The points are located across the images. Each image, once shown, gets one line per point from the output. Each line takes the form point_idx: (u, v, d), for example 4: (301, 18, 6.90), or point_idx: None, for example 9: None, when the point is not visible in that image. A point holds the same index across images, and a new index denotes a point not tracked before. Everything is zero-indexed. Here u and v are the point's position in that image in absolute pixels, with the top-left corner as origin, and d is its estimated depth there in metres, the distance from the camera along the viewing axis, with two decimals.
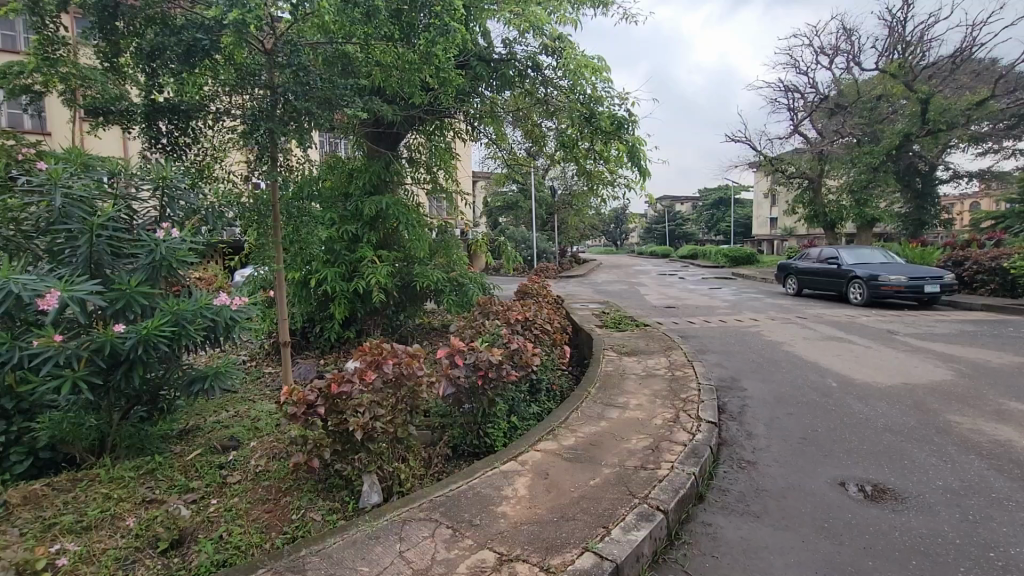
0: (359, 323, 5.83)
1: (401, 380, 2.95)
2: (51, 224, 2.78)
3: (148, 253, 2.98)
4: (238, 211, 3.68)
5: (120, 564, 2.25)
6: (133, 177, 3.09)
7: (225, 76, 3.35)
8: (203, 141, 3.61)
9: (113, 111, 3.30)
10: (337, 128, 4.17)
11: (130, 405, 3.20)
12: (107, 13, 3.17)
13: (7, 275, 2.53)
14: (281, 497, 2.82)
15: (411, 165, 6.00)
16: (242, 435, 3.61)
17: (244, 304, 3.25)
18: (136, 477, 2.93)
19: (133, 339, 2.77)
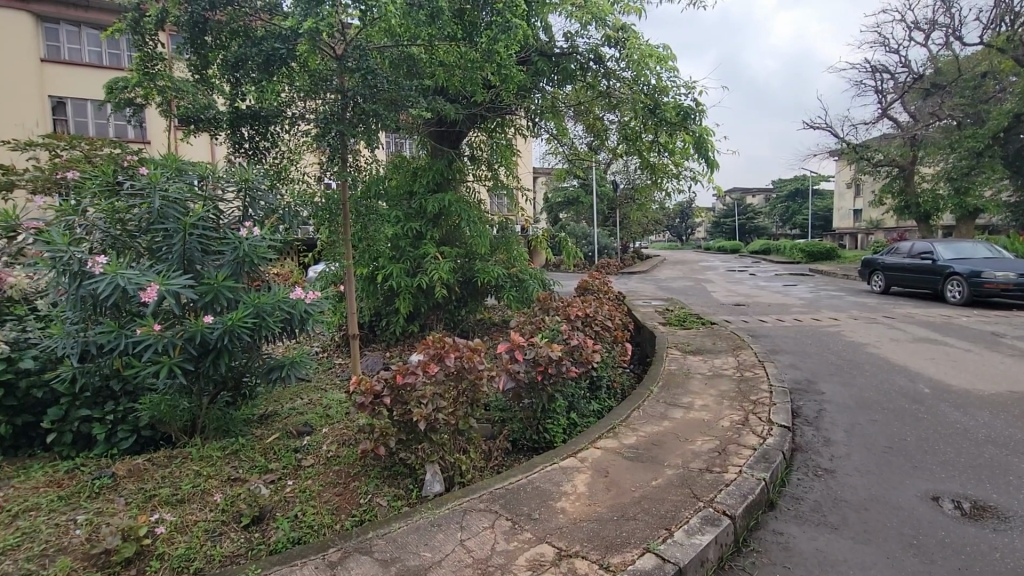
0: (422, 318, 6.00)
1: (462, 373, 3.01)
2: (150, 224, 3.06)
3: (233, 250, 3.21)
4: (312, 210, 3.89)
5: (208, 536, 2.45)
6: (220, 180, 3.34)
7: (301, 83, 3.55)
8: (281, 145, 3.81)
9: (202, 119, 3.57)
10: (403, 128, 4.30)
11: (217, 390, 3.47)
12: (197, 29, 3.43)
13: (116, 270, 2.81)
14: (350, 482, 2.96)
15: (473, 163, 6.01)
16: (315, 422, 3.83)
17: (317, 297, 3.45)
18: (222, 457, 3.18)
19: (220, 329, 3.01)
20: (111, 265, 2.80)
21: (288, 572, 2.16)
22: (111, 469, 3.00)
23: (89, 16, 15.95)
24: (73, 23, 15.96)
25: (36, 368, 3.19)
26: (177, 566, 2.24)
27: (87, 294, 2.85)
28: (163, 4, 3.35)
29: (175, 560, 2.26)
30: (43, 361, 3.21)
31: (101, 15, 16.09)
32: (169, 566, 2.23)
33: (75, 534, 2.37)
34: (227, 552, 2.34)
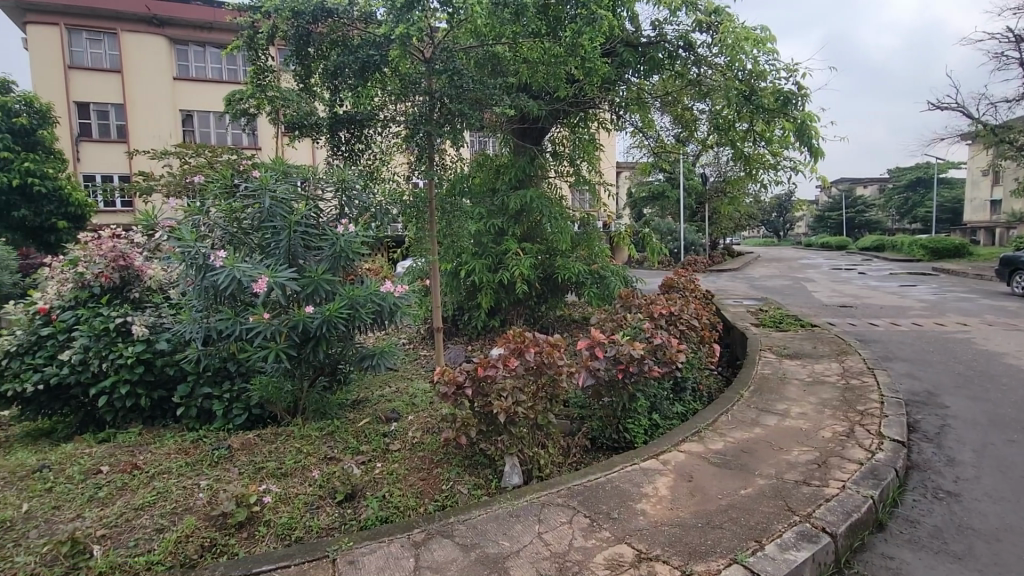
0: (503, 313, 6.10)
1: (542, 368, 3.02)
2: (261, 222, 3.36)
3: (331, 245, 3.45)
4: (400, 208, 4.08)
5: (307, 508, 2.65)
6: (320, 181, 3.59)
7: (393, 86, 3.76)
8: (373, 147, 4.04)
9: (305, 125, 3.85)
10: (487, 127, 4.38)
11: (316, 375, 3.76)
12: (303, 41, 3.70)
13: (233, 263, 3.13)
14: (433, 468, 3.08)
15: (555, 159, 5.91)
16: (402, 409, 4.02)
17: (405, 291, 3.65)
18: (320, 437, 3.44)
19: (319, 319, 3.26)
20: (229, 259, 3.12)
21: (377, 548, 2.31)
22: (227, 442, 3.35)
23: (213, 36, 17.82)
24: (200, 43, 17.88)
25: (169, 349, 3.63)
26: (281, 533, 2.46)
27: (209, 285, 3.20)
28: (273, 20, 3.66)
29: (279, 527, 2.48)
30: (174, 343, 3.65)
31: (222, 35, 17.91)
32: (274, 533, 2.46)
33: (198, 496, 2.67)
34: (324, 525, 2.53)
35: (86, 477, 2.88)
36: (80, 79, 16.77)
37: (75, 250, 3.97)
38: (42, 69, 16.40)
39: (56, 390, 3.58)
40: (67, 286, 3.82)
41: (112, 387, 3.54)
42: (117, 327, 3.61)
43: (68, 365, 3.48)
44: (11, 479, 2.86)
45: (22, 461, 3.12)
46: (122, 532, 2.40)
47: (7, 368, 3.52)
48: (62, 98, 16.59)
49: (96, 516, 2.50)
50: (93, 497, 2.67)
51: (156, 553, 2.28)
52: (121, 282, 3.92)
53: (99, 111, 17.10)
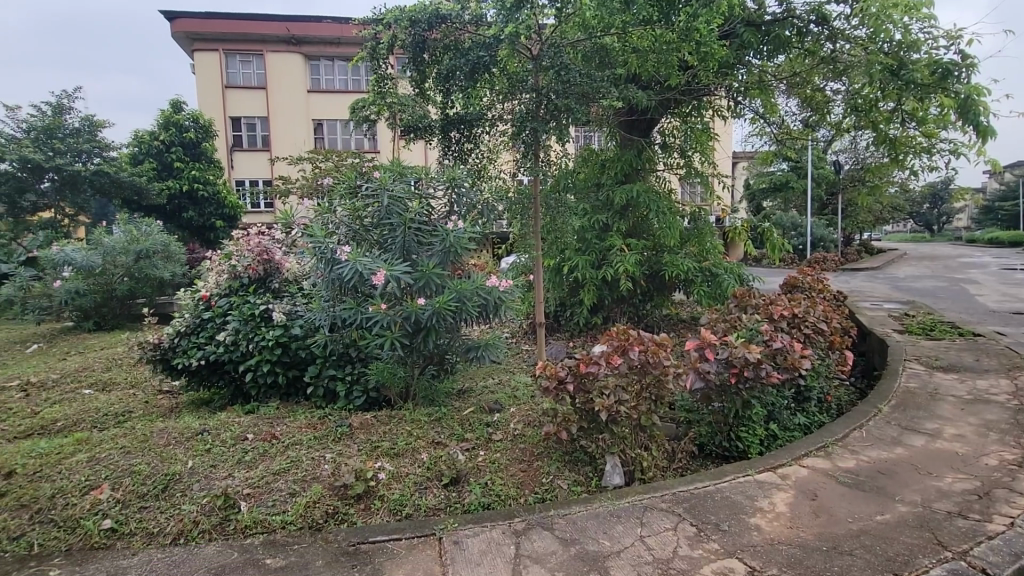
0: (606, 311, 5.99)
1: (647, 367, 2.92)
2: (379, 220, 3.62)
3: (441, 241, 3.63)
4: (506, 205, 4.14)
5: (417, 488, 2.81)
6: (432, 180, 3.78)
7: (500, 86, 3.87)
8: (481, 146, 4.16)
9: (420, 127, 4.09)
10: (593, 121, 4.32)
11: (425, 363, 3.98)
12: (419, 48, 3.89)
13: (356, 257, 3.40)
14: (534, 460, 3.12)
15: (665, 150, 5.65)
16: (505, 401, 4.12)
17: (509, 286, 3.76)
18: (429, 422, 3.63)
19: (430, 311, 3.46)
20: (352, 253, 3.41)
21: (480, 532, 2.41)
22: (348, 421, 3.66)
23: (341, 50, 19.53)
24: (330, 58, 19.66)
25: (300, 334, 4.05)
26: (393, 508, 2.65)
27: (336, 277, 3.52)
28: (393, 30, 3.85)
29: (392, 502, 2.68)
30: (305, 329, 4.07)
31: (349, 48, 19.53)
32: (387, 508, 2.65)
33: (324, 467, 2.96)
34: (431, 505, 2.68)
35: (235, 442, 3.32)
36: (235, 96, 19.24)
37: (229, 243, 4.53)
38: (206, 90, 19.06)
39: (213, 365, 4.15)
40: (224, 277, 4.40)
41: (257, 365, 4.03)
42: (261, 312, 4.10)
43: (224, 345, 4.03)
44: (180, 438, 3.38)
45: (188, 424, 3.67)
46: (263, 492, 2.73)
47: (178, 345, 4.14)
48: (221, 114, 19.16)
49: (243, 476, 2.86)
50: (241, 460, 3.07)
51: (290, 514, 2.57)
52: (264, 274, 4.44)
53: (248, 123, 19.50)
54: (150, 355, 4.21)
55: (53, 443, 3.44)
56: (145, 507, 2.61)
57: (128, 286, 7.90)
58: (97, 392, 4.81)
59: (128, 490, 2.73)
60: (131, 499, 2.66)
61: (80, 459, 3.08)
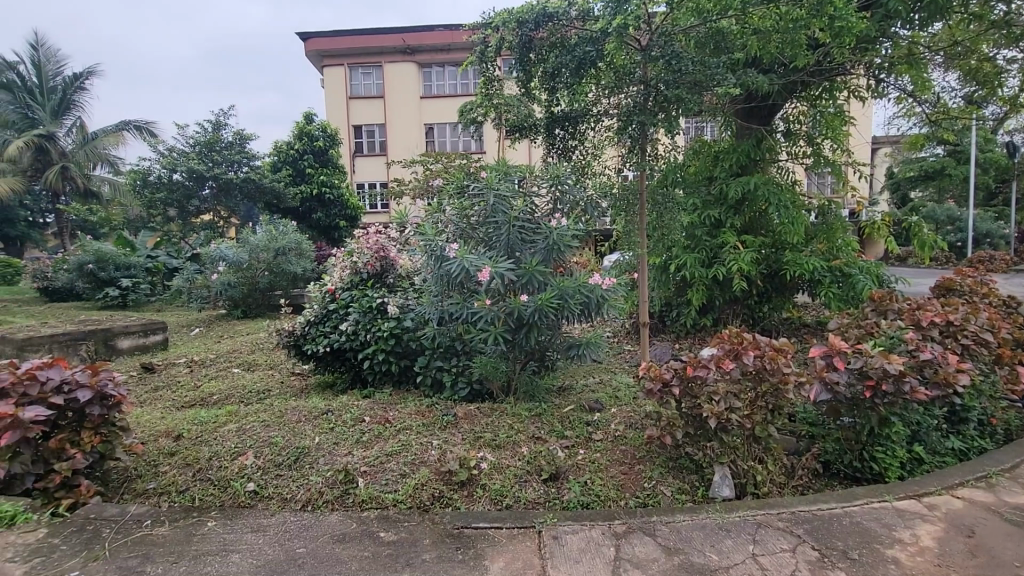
0: (717, 312, 5.65)
1: (763, 375, 2.72)
2: (485, 218, 3.71)
3: (545, 239, 3.66)
4: (610, 201, 4.03)
5: (517, 480, 2.85)
6: (536, 178, 3.82)
7: (607, 81, 3.79)
8: (585, 142, 4.15)
9: (525, 127, 4.16)
10: (707, 110, 4.08)
11: (526, 359, 4.03)
12: (525, 48, 3.93)
13: (463, 254, 3.53)
14: (636, 463, 3.02)
15: (788, 139, 5.19)
16: (606, 401, 4.04)
17: (613, 283, 3.69)
18: (529, 417, 3.66)
19: (533, 307, 3.52)
20: (459, 251, 3.54)
21: (579, 530, 2.41)
22: (453, 410, 3.82)
23: (452, 56, 20.43)
24: (441, 64, 20.64)
25: (412, 327, 4.31)
26: (494, 498, 2.73)
27: (444, 273, 3.69)
28: (501, 33, 3.94)
29: (493, 492, 2.76)
30: (416, 322, 4.32)
31: (459, 53, 20.29)
32: (488, 496, 2.74)
33: (431, 453, 3.10)
34: (530, 498, 2.72)
35: (354, 423, 3.61)
36: (357, 106, 20.96)
37: (351, 241, 4.93)
38: (333, 101, 20.96)
39: (337, 352, 4.56)
40: (346, 272, 4.79)
41: (373, 353, 4.36)
42: (377, 305, 4.42)
43: (347, 334, 4.42)
44: (309, 416, 3.76)
45: (315, 404, 4.06)
46: (377, 470, 2.94)
47: (308, 332, 4.60)
48: (345, 123, 20.97)
49: (361, 455, 3.10)
50: (359, 440, 3.32)
51: (400, 494, 2.74)
52: (381, 269, 4.78)
53: (368, 130, 21.13)
54: (286, 341, 4.72)
55: (210, 413, 4.00)
56: (280, 475, 2.93)
57: (268, 279, 8.95)
58: (243, 371, 5.50)
59: (267, 458, 3.09)
60: (269, 467, 3.01)
61: (230, 429, 3.55)
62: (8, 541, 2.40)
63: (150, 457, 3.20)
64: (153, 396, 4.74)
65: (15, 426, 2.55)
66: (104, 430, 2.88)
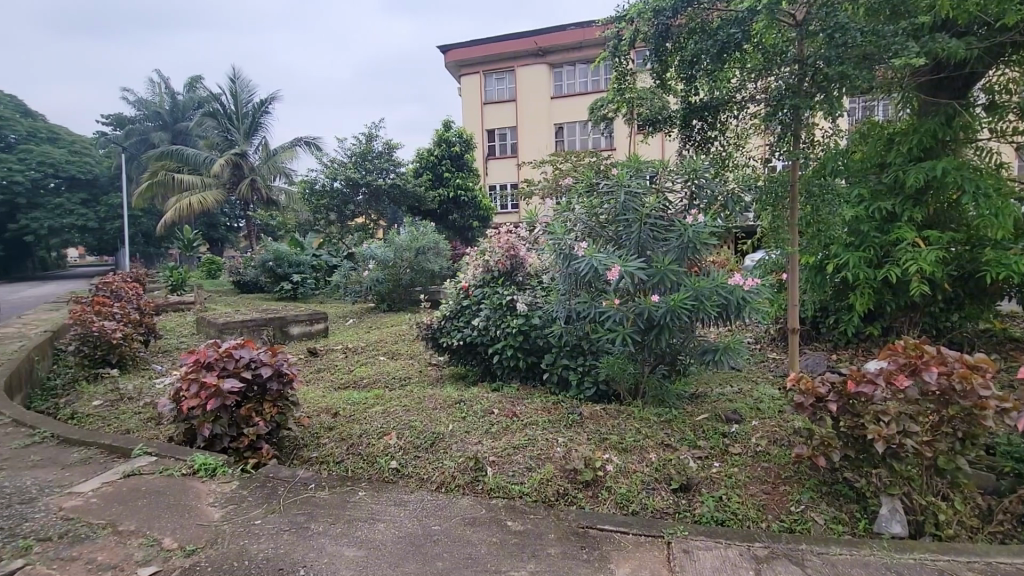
0: (886, 320, 4.94)
1: (950, 397, 2.30)
2: (615, 216, 3.61)
3: (679, 236, 3.48)
4: (755, 194, 3.70)
5: (644, 486, 2.75)
6: (671, 173, 3.65)
7: (753, 63, 3.46)
8: (727, 131, 3.89)
9: (659, 119, 4.03)
10: (878, 88, 3.56)
11: (656, 362, 3.89)
12: (661, 37, 3.73)
13: (592, 253, 3.50)
14: (779, 483, 2.73)
15: (990, 113, 4.36)
16: (745, 412, 3.71)
17: (756, 285, 3.39)
18: (659, 422, 3.49)
19: (665, 308, 3.37)
20: (588, 249, 3.51)
21: (714, 547, 2.26)
22: (580, 409, 3.80)
23: (583, 54, 20.38)
24: (572, 63, 20.71)
25: (540, 324, 4.38)
26: (620, 501, 2.67)
27: (572, 272, 3.67)
28: (635, 24, 3.76)
29: (619, 495, 2.69)
30: (543, 320, 4.38)
31: (590, 51, 20.19)
32: (614, 500, 2.68)
33: (556, 450, 3.11)
34: (659, 507, 2.61)
35: (484, 414, 3.77)
36: (491, 111, 21.89)
37: (483, 241, 5.13)
38: (469, 108, 22.10)
39: (469, 346, 4.80)
40: (479, 270, 5.00)
41: (503, 348, 4.51)
42: (507, 302, 4.55)
43: (478, 329, 4.62)
44: (444, 404, 4.02)
45: (449, 394, 4.32)
46: (505, 461, 3.03)
47: (444, 326, 4.90)
48: (480, 128, 22.03)
49: (490, 445, 3.23)
50: (488, 430, 3.46)
51: (527, 487, 2.80)
52: (510, 268, 4.91)
53: (501, 134, 21.94)
54: (424, 333, 5.08)
55: (360, 395, 4.46)
56: (418, 457, 3.18)
57: (410, 276, 9.74)
58: (388, 359, 6.05)
59: (408, 440, 3.37)
60: (409, 448, 3.28)
61: (376, 411, 3.93)
62: (211, 488, 2.91)
63: (313, 430, 3.67)
64: (316, 377, 5.42)
65: (217, 395, 3.12)
66: (280, 403, 3.37)
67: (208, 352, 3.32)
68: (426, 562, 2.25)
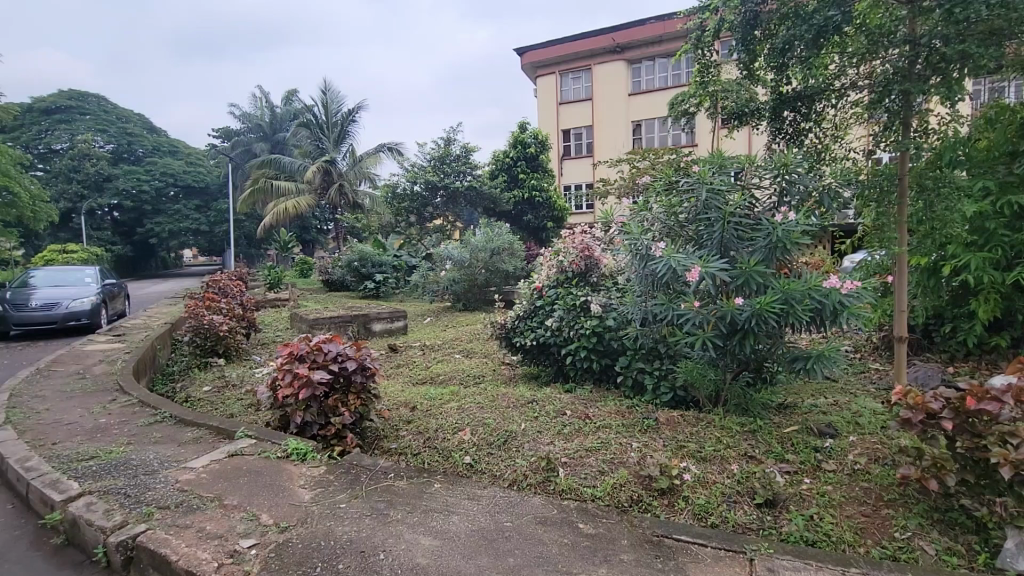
0: (1017, 329, 4.34)
1: None
2: (696, 215, 3.47)
3: (766, 236, 3.28)
4: (855, 189, 3.40)
5: (725, 498, 2.61)
6: (758, 169, 3.44)
7: (856, 47, 3.21)
8: (825, 121, 3.60)
9: (745, 113, 3.81)
10: (1009, 67, 3.13)
11: (740, 369, 3.70)
12: (749, 26, 3.53)
13: (670, 253, 3.37)
14: (881, 507, 2.48)
15: None
16: (840, 426, 3.42)
17: (855, 288, 3.11)
18: (741, 432, 3.30)
19: (749, 312, 3.18)
20: (667, 249, 3.38)
21: (803, 569, 2.10)
22: (655, 415, 3.67)
23: (663, 48, 19.76)
24: (651, 58, 20.15)
25: (615, 326, 4.31)
26: (698, 513, 2.55)
27: (649, 273, 3.56)
28: (721, 14, 3.60)
29: (697, 506, 2.58)
30: (619, 321, 4.31)
31: (670, 44, 19.55)
32: (692, 510, 2.57)
33: (630, 455, 3.04)
34: (740, 522, 2.47)
35: (556, 415, 3.76)
36: (567, 111, 21.81)
37: (558, 241, 5.11)
38: (544, 108, 22.15)
39: (542, 346, 4.80)
40: (553, 271, 4.99)
41: (576, 350, 4.48)
42: (581, 303, 4.50)
43: (551, 329, 4.61)
44: (517, 403, 4.06)
45: (522, 393, 4.36)
46: (577, 463, 3.01)
47: (517, 326, 4.93)
48: (555, 128, 22.03)
49: (562, 446, 3.21)
50: (561, 431, 3.44)
51: (599, 490, 2.76)
52: (585, 269, 4.86)
53: (576, 134, 21.80)
54: (497, 333, 5.13)
55: (437, 391, 4.61)
56: (491, 453, 3.23)
57: (485, 276, 9.93)
58: (463, 357, 6.20)
59: (481, 437, 3.43)
60: (482, 444, 3.34)
61: (452, 407, 4.04)
62: (302, 471, 3.14)
63: (393, 423, 3.84)
64: (396, 372, 5.67)
65: (307, 385, 3.35)
66: (364, 395, 3.57)
67: (301, 345, 3.57)
68: (497, 557, 2.28)
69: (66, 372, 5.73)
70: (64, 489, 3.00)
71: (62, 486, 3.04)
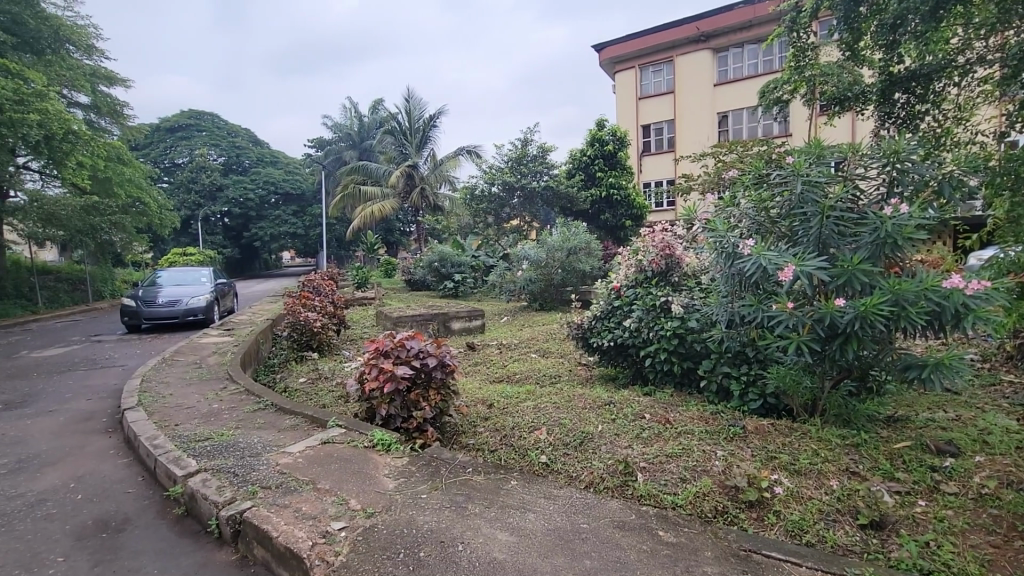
0: None
1: None
2: (790, 210, 3.21)
3: (873, 231, 2.98)
4: (983, 177, 3.00)
5: (822, 516, 2.42)
6: (863, 157, 3.16)
7: (982, 17, 2.82)
8: (945, 103, 3.25)
9: (849, 97, 3.54)
10: None
11: (840, 376, 3.40)
12: (853, 3, 3.30)
13: (760, 251, 3.16)
14: (1016, 539, 2.18)
15: None
16: (964, 444, 3.03)
17: (983, 289, 2.71)
18: (842, 445, 3.03)
19: (851, 314, 2.89)
20: (756, 247, 3.17)
21: None
22: (743, 422, 3.46)
23: (752, 34, 18.69)
24: (739, 45, 19.12)
25: (698, 328, 4.13)
26: (791, 529, 2.37)
27: (737, 271, 3.36)
28: None
29: (790, 522, 2.39)
30: (702, 322, 4.12)
31: (760, 29, 18.44)
32: (784, 526, 2.39)
33: (715, 463, 2.89)
34: (841, 542, 2.26)
35: (635, 418, 3.66)
36: (646, 105, 21.20)
37: (637, 240, 4.98)
38: (623, 104, 21.69)
39: (620, 347, 4.69)
40: (631, 270, 4.86)
41: (656, 352, 4.33)
42: (661, 303, 4.35)
43: (629, 330, 4.48)
44: (594, 404, 4.00)
45: (599, 394, 4.30)
46: (657, 469, 2.91)
47: (594, 325, 4.83)
48: (634, 124, 21.51)
49: (641, 450, 3.12)
50: (640, 435, 3.35)
51: (681, 498, 2.65)
52: (665, 268, 4.69)
53: (656, 128, 21.13)
54: (573, 333, 5.06)
55: (513, 390, 4.66)
56: (567, 454, 3.21)
57: (561, 275, 9.90)
58: (540, 357, 6.22)
59: (557, 437, 3.42)
60: (559, 444, 3.33)
61: (528, 406, 4.07)
62: (387, 460, 3.30)
63: (471, 419, 3.93)
64: (474, 370, 5.80)
65: (392, 379, 3.50)
66: (444, 391, 3.68)
67: (385, 341, 3.73)
68: (574, 557, 2.26)
69: (187, 361, 6.43)
70: (185, 465, 3.37)
71: (183, 463, 3.41)
